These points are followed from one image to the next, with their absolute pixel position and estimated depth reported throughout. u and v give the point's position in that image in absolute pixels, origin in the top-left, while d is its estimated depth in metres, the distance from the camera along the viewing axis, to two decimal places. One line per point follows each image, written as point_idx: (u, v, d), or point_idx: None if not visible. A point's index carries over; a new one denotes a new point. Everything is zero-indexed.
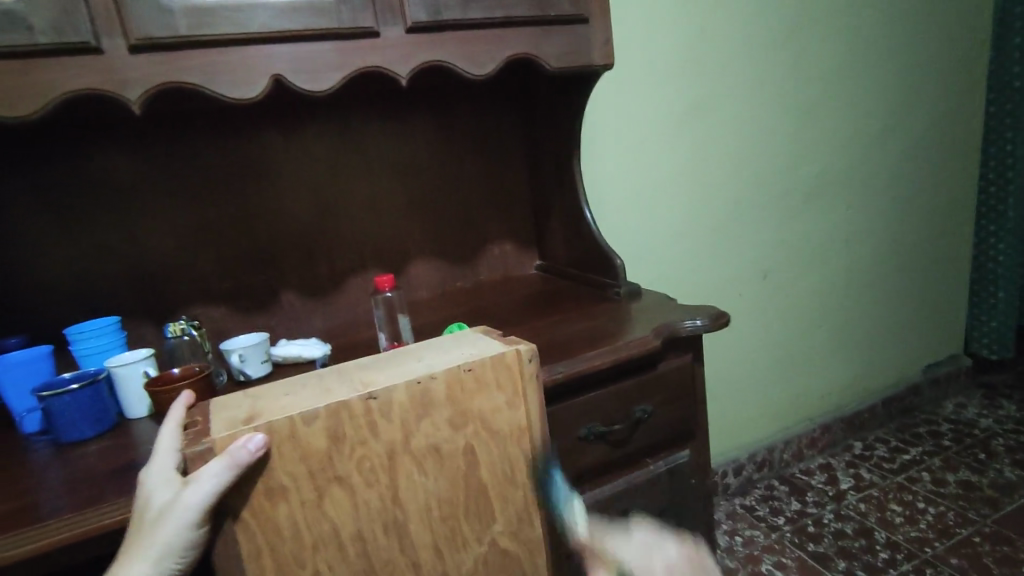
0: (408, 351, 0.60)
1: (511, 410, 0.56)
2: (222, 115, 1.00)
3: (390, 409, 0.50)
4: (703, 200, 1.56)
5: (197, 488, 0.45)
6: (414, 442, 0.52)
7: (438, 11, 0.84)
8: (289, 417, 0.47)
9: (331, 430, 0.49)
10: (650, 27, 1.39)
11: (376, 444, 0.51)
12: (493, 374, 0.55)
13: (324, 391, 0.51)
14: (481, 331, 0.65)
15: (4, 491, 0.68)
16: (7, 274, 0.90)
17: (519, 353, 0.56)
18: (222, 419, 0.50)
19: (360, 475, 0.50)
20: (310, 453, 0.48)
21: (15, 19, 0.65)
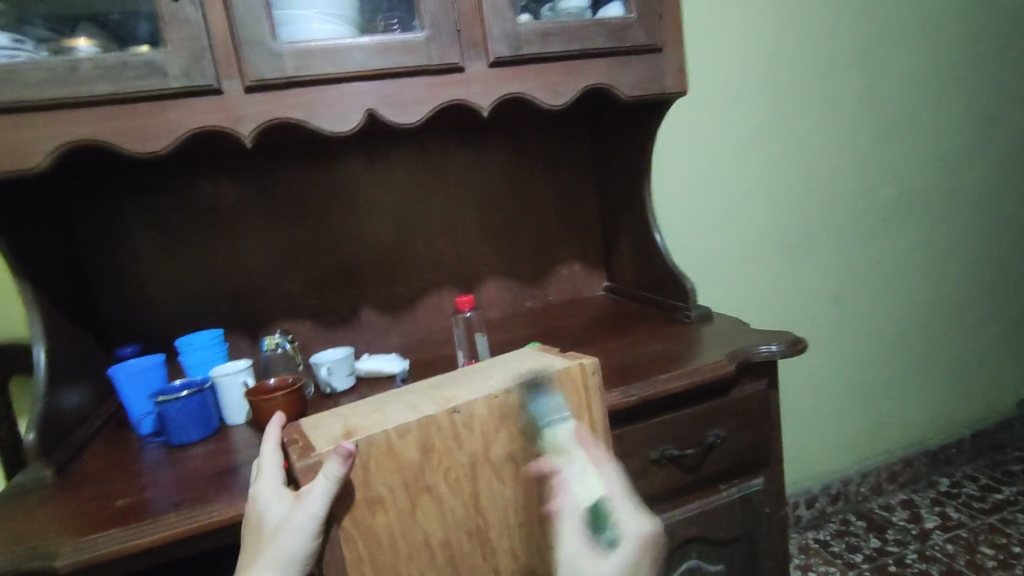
0: (477, 368, 0.62)
1: (578, 422, 0.55)
2: (315, 146, 1.08)
3: (472, 423, 0.53)
4: (774, 221, 1.53)
5: (316, 492, 0.47)
6: (494, 452, 0.54)
7: (519, 46, 0.89)
8: (385, 431, 0.50)
9: (421, 442, 0.51)
10: (721, 51, 1.40)
11: (459, 455, 0.53)
12: (560, 388, 0.55)
13: (411, 407, 0.53)
14: (540, 347, 0.66)
15: (127, 485, 0.76)
16: (128, 289, 1.01)
17: (583, 367, 0.56)
18: (320, 436, 0.52)
19: (446, 484, 0.52)
20: (404, 465, 0.50)
21: (154, 68, 0.75)
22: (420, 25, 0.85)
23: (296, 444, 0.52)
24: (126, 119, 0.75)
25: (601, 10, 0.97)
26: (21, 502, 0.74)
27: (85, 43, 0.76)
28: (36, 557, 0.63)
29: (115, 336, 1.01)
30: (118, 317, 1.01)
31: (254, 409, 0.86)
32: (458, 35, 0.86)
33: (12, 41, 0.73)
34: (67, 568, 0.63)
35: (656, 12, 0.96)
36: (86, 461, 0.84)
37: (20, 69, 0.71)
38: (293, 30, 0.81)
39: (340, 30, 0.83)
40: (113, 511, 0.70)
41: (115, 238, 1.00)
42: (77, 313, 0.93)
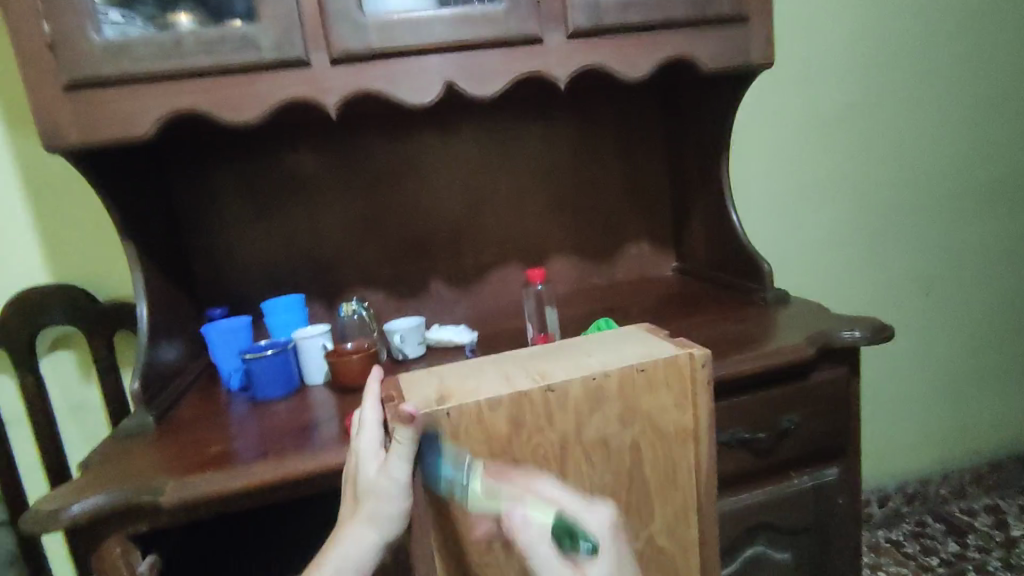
0: (577, 344, 0.61)
1: (678, 413, 0.55)
2: (393, 120, 1.11)
3: (567, 402, 0.52)
4: (859, 204, 1.45)
5: (397, 458, 0.47)
6: (585, 434, 0.53)
7: (599, 16, 0.87)
8: (477, 402, 0.50)
9: (512, 415, 0.51)
10: (809, 21, 1.32)
11: (550, 433, 0.52)
12: (664, 376, 0.54)
13: (506, 380, 0.53)
14: (648, 328, 0.63)
15: (218, 435, 0.82)
16: (218, 253, 1.08)
17: (692, 357, 0.54)
18: (414, 394, 0.53)
19: (534, 461, 0.52)
20: (493, 436, 0.51)
21: (250, 42, 0.78)
22: None
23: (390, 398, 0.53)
24: (222, 89, 0.79)
25: None
26: (128, 444, 0.81)
27: (186, 17, 0.80)
28: (143, 493, 0.69)
29: (206, 298, 1.08)
30: (210, 280, 1.08)
31: (332, 370, 0.91)
32: (537, 5, 0.86)
33: (123, 17, 0.78)
34: (172, 502, 0.69)
35: None
36: (182, 411, 0.91)
37: (131, 44, 0.76)
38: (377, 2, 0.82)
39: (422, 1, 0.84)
40: (207, 456, 0.76)
41: (208, 206, 1.06)
42: (175, 274, 1.00)
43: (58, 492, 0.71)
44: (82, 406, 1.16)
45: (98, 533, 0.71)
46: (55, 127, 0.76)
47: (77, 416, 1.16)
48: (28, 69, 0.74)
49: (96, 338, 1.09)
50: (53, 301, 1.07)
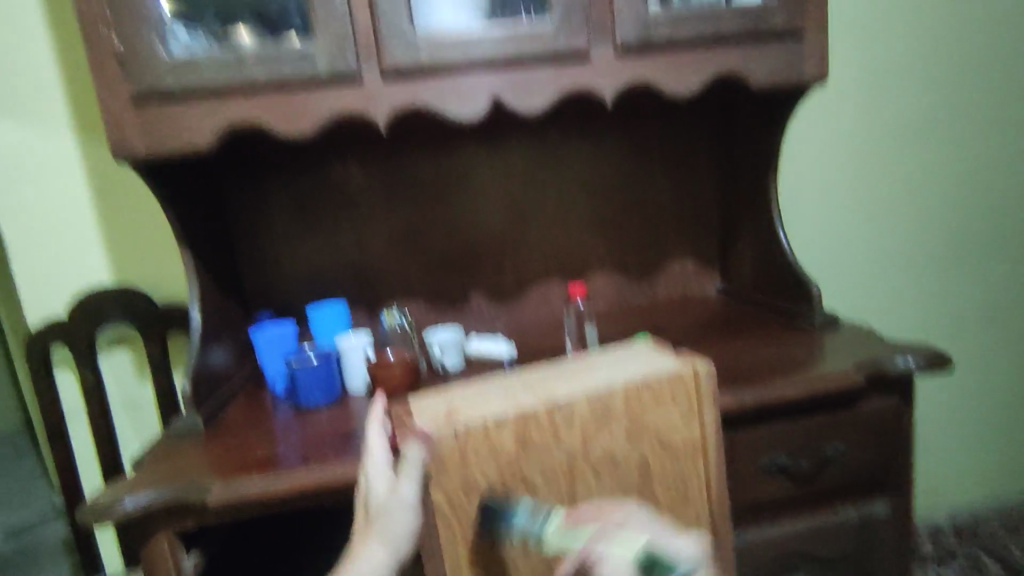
0: (582, 360, 0.60)
1: (686, 428, 0.54)
2: (436, 134, 1.13)
3: (573, 420, 0.51)
4: (914, 225, 1.39)
5: (405, 477, 0.49)
6: (593, 450, 0.51)
7: (648, 33, 0.87)
8: (484, 420, 0.49)
9: (519, 433, 0.50)
10: (864, 37, 1.29)
11: (558, 450, 0.51)
12: (669, 391, 0.53)
13: (513, 397, 0.53)
14: (654, 345, 0.63)
15: (261, 439, 0.84)
16: (266, 261, 1.11)
17: (696, 371, 0.54)
18: (421, 412, 0.52)
19: (542, 477, 0.50)
20: (501, 454, 0.49)
21: (306, 58, 0.81)
22: (550, 13, 0.86)
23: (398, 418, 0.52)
24: (278, 105, 0.82)
25: None
26: (177, 445, 0.84)
27: (248, 34, 0.83)
28: (191, 492, 0.72)
29: (254, 303, 1.12)
30: (257, 286, 1.11)
31: (374, 378, 0.92)
32: (588, 22, 0.86)
33: (189, 34, 0.81)
34: (218, 503, 0.71)
35: None
36: (230, 414, 0.94)
37: (197, 61, 0.80)
38: (428, 19, 0.84)
39: (473, 19, 0.85)
40: (251, 459, 0.78)
41: (257, 215, 1.10)
42: (226, 280, 1.03)
43: (111, 488, 0.74)
44: (136, 403, 1.21)
45: (148, 528, 0.74)
46: (124, 139, 0.80)
47: (130, 412, 1.21)
48: (102, 84, 0.79)
49: (152, 339, 1.14)
50: (114, 303, 1.13)
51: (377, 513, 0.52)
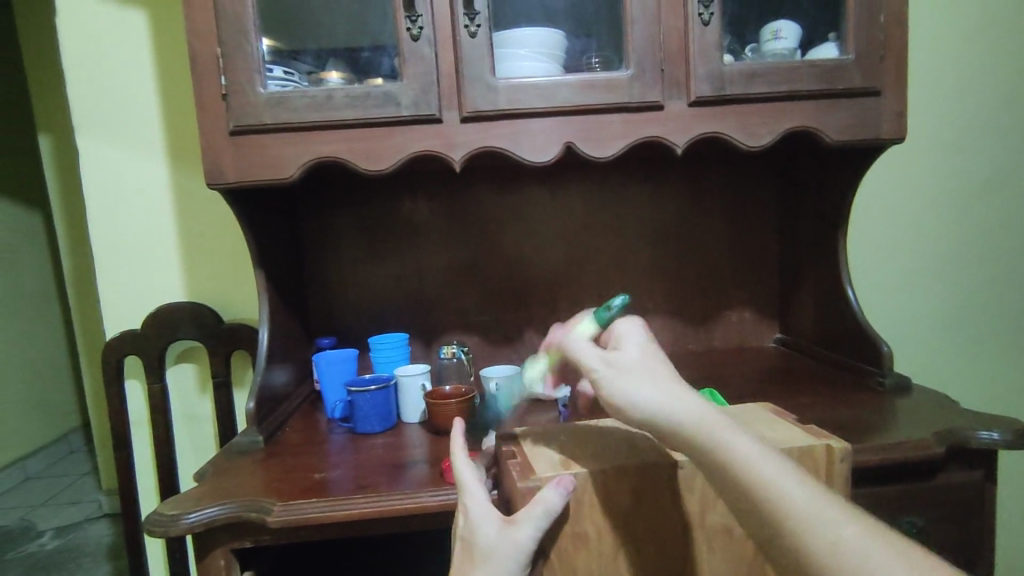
0: None
1: None
2: (505, 175, 1.16)
3: (695, 483, 0.49)
4: (994, 289, 1.33)
5: (532, 521, 0.47)
6: (710, 518, 0.50)
7: (723, 86, 0.88)
8: (603, 471, 0.49)
9: (636, 489, 0.49)
10: (942, 95, 1.26)
11: (674, 512, 0.50)
12: (798, 465, 0.52)
13: (626, 447, 0.54)
14: (774, 413, 0.62)
15: (319, 462, 0.85)
16: (333, 288, 1.15)
17: (830, 449, 0.52)
18: (540, 458, 0.53)
19: (653, 538, 0.50)
20: (615, 508, 0.49)
21: (391, 98, 0.85)
22: (625, 64, 0.88)
23: (517, 464, 0.53)
24: (362, 140, 0.86)
25: (812, 50, 0.93)
26: (238, 460, 0.87)
27: (336, 75, 0.89)
28: (252, 509, 0.74)
29: (317, 327, 1.15)
30: (322, 311, 1.15)
31: (430, 410, 0.92)
32: (661, 74, 0.88)
33: (285, 73, 0.88)
34: (278, 524, 0.72)
35: (877, 53, 0.90)
36: (288, 434, 0.96)
37: (290, 97, 0.85)
38: (506, 67, 0.88)
39: (547, 67, 0.89)
40: (309, 482, 0.79)
41: (329, 243, 1.14)
42: (294, 302, 1.08)
43: (177, 499, 0.77)
44: (196, 417, 1.25)
45: (207, 543, 0.75)
46: (217, 166, 0.85)
47: (189, 425, 1.25)
48: (203, 115, 0.84)
49: (217, 355, 1.19)
50: (186, 319, 1.18)
51: (486, 554, 0.48)
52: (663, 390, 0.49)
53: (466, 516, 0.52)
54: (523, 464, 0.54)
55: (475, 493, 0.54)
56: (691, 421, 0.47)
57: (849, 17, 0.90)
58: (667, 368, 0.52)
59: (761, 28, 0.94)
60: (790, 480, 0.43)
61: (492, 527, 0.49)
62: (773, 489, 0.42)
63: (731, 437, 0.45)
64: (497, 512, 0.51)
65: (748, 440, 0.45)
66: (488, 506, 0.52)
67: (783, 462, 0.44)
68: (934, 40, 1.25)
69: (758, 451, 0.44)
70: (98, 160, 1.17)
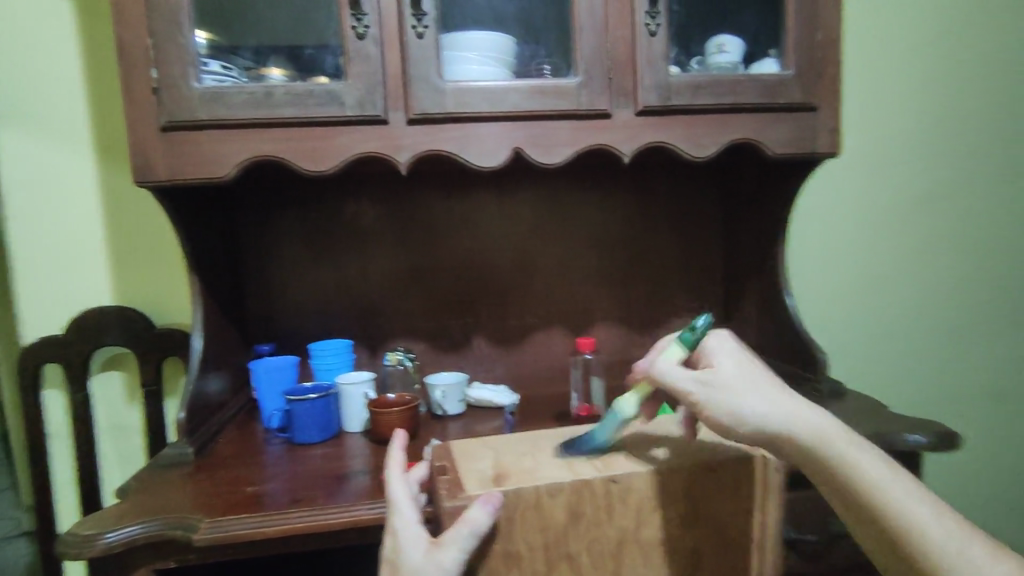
0: (634, 429, 0.57)
1: (746, 518, 0.49)
2: (453, 178, 1.14)
3: (629, 496, 0.47)
4: (921, 298, 1.39)
5: (456, 543, 0.44)
6: (645, 531, 0.48)
7: (669, 96, 0.89)
8: (536, 486, 0.46)
9: (571, 505, 0.46)
10: (875, 113, 1.32)
11: (608, 527, 0.47)
12: (732, 475, 0.49)
13: (562, 461, 0.51)
14: None
15: (251, 475, 0.81)
16: (272, 292, 1.11)
17: (767, 460, 0.49)
18: (470, 472, 0.50)
19: (589, 556, 0.47)
20: (549, 525, 0.46)
21: (334, 97, 0.83)
22: (573, 71, 0.88)
23: (447, 479, 0.50)
24: (302, 139, 0.83)
25: (754, 65, 0.96)
26: (166, 474, 0.82)
27: (277, 72, 0.86)
28: (176, 527, 0.69)
29: (257, 333, 1.11)
30: (260, 316, 1.11)
31: (372, 419, 0.90)
32: (609, 83, 0.88)
33: (221, 68, 0.84)
34: (202, 543, 0.68)
35: (815, 69, 0.93)
36: (220, 446, 0.91)
37: (226, 93, 0.81)
38: (455, 70, 0.87)
39: (496, 72, 0.88)
40: (240, 497, 0.75)
41: (268, 246, 1.10)
42: (230, 306, 1.03)
43: (96, 517, 0.71)
44: (123, 427, 1.18)
45: (125, 562, 0.71)
46: (146, 163, 0.81)
47: (115, 436, 1.18)
48: (131, 107, 0.80)
49: (147, 362, 1.12)
50: (113, 323, 1.11)
51: None
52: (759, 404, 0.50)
53: (394, 536, 0.50)
54: (455, 478, 0.50)
55: (406, 511, 0.51)
56: (808, 436, 0.49)
57: (789, 33, 0.92)
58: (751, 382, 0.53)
59: (706, 41, 0.95)
60: (892, 485, 0.47)
61: (417, 549, 0.47)
62: (890, 506, 0.46)
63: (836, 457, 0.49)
64: (426, 533, 0.48)
65: (856, 448, 0.49)
66: (417, 527, 0.49)
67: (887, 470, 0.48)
68: (868, 60, 1.31)
69: (873, 465, 0.48)
70: (17, 153, 1.09)
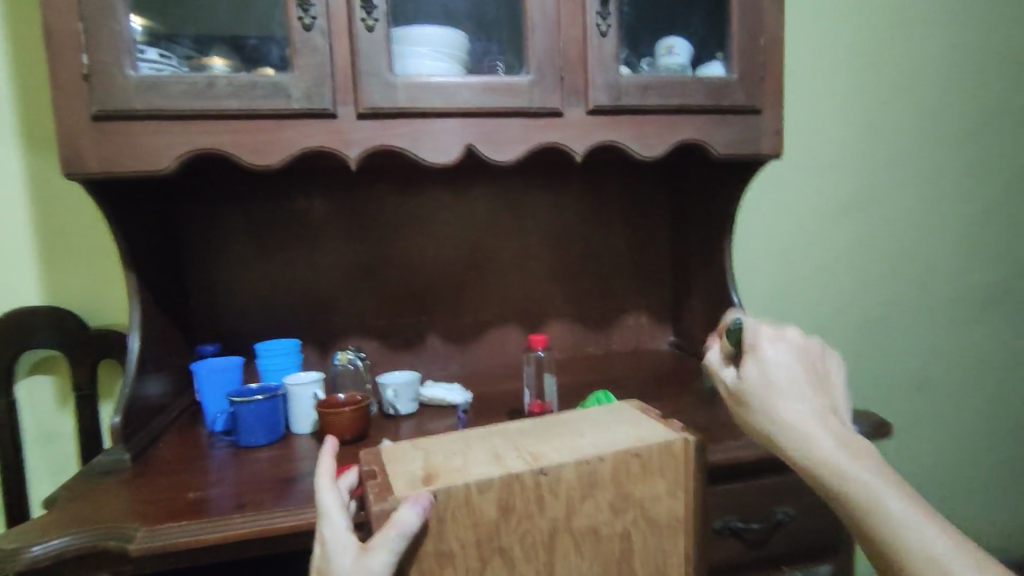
0: (563, 422, 0.58)
1: (672, 500, 0.51)
2: (405, 174, 1.13)
3: (559, 487, 0.48)
4: (858, 294, 1.46)
5: (386, 546, 0.43)
6: (576, 521, 0.48)
7: (619, 96, 0.91)
8: (466, 484, 0.46)
9: (502, 500, 0.47)
10: (816, 116, 1.38)
11: (540, 519, 0.48)
12: (659, 461, 0.50)
13: (493, 457, 0.50)
14: (640, 409, 0.60)
15: (191, 480, 0.78)
16: (215, 290, 1.07)
17: (688, 442, 0.51)
18: (399, 475, 0.49)
19: (522, 549, 0.48)
20: (480, 521, 0.46)
21: (279, 89, 0.80)
22: (525, 69, 0.88)
23: (374, 482, 0.48)
24: (245, 132, 0.81)
25: (701, 68, 0.98)
26: (97, 482, 0.78)
27: (220, 62, 0.83)
28: (109, 538, 0.66)
29: (198, 333, 1.06)
30: (202, 314, 1.06)
31: (321, 420, 0.88)
32: (561, 82, 0.89)
33: (160, 56, 0.80)
34: (137, 553, 0.65)
35: (758, 74, 0.96)
36: (158, 451, 0.87)
37: (164, 82, 0.77)
38: (406, 65, 0.86)
39: (449, 68, 0.88)
40: (180, 503, 0.72)
41: (211, 242, 1.06)
42: (170, 305, 0.98)
43: (18, 529, 0.67)
44: (52, 434, 1.11)
45: None
46: (76, 153, 0.76)
47: (44, 443, 1.11)
48: (59, 95, 0.75)
49: (79, 364, 1.07)
50: (41, 324, 1.05)
51: None
52: (789, 410, 0.53)
53: (323, 546, 0.47)
54: (383, 482, 0.49)
55: (335, 519, 0.48)
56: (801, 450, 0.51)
57: (733, 37, 0.95)
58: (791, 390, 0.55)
59: (656, 43, 0.97)
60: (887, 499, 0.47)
61: (347, 558, 0.45)
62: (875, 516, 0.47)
63: (894, 504, 0.47)
64: (358, 541, 0.46)
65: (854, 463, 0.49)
66: (347, 535, 0.47)
67: (884, 486, 0.48)
68: (810, 65, 1.36)
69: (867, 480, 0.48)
70: None
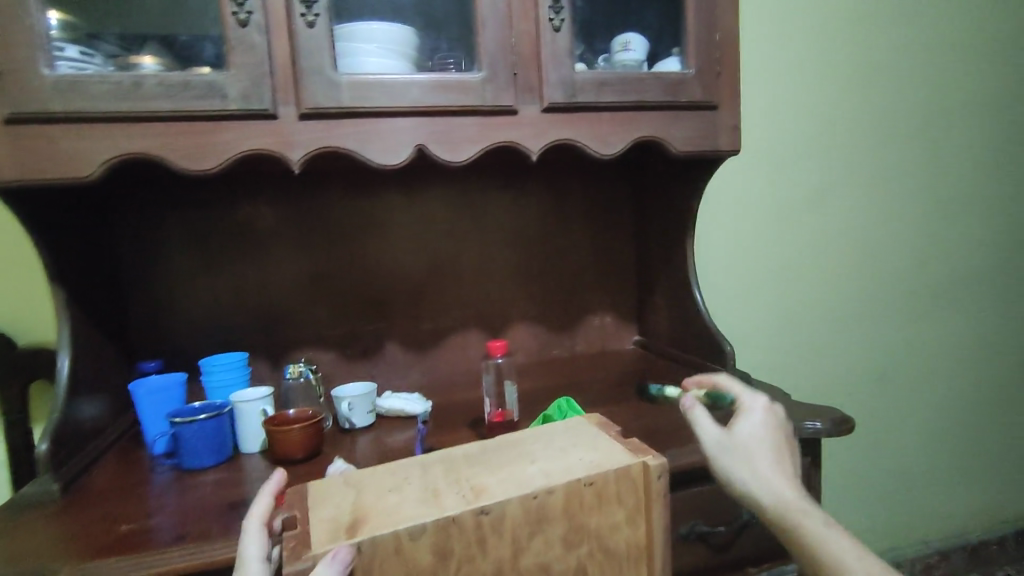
0: (516, 445, 0.55)
1: (631, 528, 0.48)
2: (358, 177, 1.08)
3: (502, 526, 0.45)
4: (819, 288, 1.47)
5: None
6: (523, 561, 0.46)
7: (574, 93, 0.88)
8: (395, 532, 0.42)
9: (437, 546, 0.43)
10: (773, 113, 1.38)
11: (483, 562, 0.45)
12: (616, 488, 0.48)
13: (428, 495, 0.47)
14: (600, 426, 0.57)
15: (129, 509, 0.73)
16: (155, 305, 1.01)
17: (647, 466, 0.48)
18: (322, 521, 0.44)
19: None
20: (416, 569, 0.43)
21: (215, 89, 0.76)
22: (477, 66, 0.85)
23: (291, 536, 0.43)
24: (177, 135, 0.75)
25: (658, 63, 0.97)
26: (21, 515, 0.71)
27: (150, 60, 0.77)
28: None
29: (138, 350, 1.00)
30: (142, 330, 1.00)
31: (271, 438, 0.83)
32: (515, 78, 0.86)
33: (81, 54, 0.74)
34: None
35: (715, 69, 0.95)
36: (94, 478, 0.82)
37: (85, 82, 0.72)
38: (351, 62, 0.82)
39: (397, 65, 0.84)
40: (112, 537, 0.67)
41: (150, 253, 1.00)
42: (105, 322, 0.92)
43: None
44: None
45: None
46: None
47: None
48: None
49: (9, 387, 0.99)
50: None
51: None
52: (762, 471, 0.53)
53: None
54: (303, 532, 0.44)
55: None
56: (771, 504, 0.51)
57: (690, 31, 0.94)
58: (781, 454, 0.55)
59: (611, 39, 0.96)
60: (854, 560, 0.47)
61: None
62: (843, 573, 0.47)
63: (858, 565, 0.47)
64: None
65: (825, 523, 0.49)
66: None
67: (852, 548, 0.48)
68: (768, 60, 1.36)
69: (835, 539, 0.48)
70: None
